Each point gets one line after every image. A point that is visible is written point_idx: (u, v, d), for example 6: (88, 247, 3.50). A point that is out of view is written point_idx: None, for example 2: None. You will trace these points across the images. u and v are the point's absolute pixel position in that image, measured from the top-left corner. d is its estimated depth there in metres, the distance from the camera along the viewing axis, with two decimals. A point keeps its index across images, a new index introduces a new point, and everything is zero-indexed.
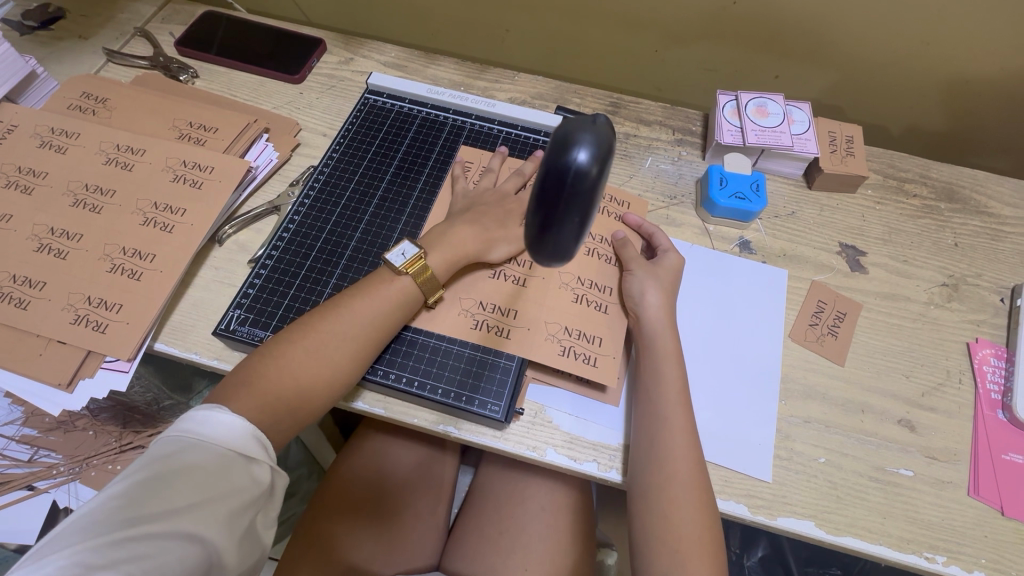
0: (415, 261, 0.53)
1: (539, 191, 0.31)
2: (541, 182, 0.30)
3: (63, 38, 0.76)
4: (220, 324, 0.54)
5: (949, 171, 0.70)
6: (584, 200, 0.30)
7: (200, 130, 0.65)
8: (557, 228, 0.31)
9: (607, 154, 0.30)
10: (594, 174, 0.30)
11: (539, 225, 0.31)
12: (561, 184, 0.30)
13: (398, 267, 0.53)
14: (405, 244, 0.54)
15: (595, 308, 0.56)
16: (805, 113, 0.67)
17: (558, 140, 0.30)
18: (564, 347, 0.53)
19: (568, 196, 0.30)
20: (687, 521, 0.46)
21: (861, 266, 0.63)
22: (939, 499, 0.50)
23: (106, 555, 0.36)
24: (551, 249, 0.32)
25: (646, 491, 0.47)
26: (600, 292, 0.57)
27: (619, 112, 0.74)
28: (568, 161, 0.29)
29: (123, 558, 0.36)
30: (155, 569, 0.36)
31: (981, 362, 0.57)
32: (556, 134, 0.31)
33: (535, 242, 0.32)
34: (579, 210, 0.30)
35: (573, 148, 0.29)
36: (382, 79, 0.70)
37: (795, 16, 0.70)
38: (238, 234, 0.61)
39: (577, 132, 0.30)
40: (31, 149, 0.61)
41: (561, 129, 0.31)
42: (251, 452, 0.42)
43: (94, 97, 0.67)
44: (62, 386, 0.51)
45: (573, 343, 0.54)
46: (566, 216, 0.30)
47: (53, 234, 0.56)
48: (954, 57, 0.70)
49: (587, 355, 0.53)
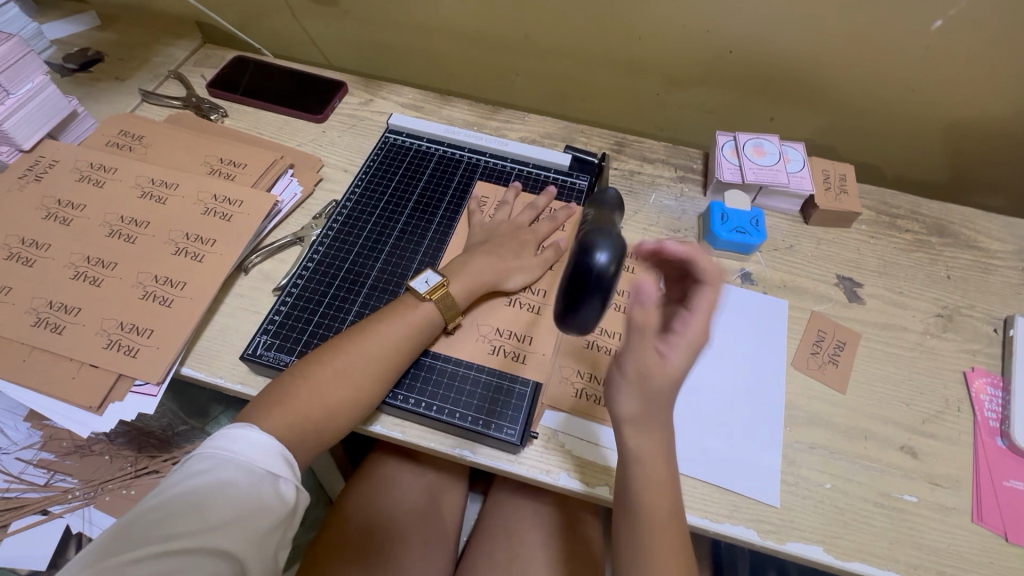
0: (437, 288, 0.56)
1: (567, 282, 0.38)
2: (569, 275, 0.37)
3: (101, 80, 0.81)
4: (247, 349, 0.56)
5: (938, 207, 0.74)
6: (603, 292, 0.37)
7: (230, 165, 0.69)
8: (580, 310, 0.38)
9: (621, 256, 0.37)
10: (612, 273, 0.37)
11: (566, 307, 0.38)
12: (585, 280, 0.37)
13: (422, 293, 0.56)
14: (428, 272, 0.58)
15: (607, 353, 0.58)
16: (798, 153, 0.71)
17: (583, 245, 0.37)
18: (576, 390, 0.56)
19: (591, 290, 0.37)
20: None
21: (858, 297, 0.66)
22: (944, 525, 0.51)
23: (141, 569, 0.37)
24: (574, 326, 0.39)
25: None
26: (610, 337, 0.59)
27: (624, 150, 0.78)
28: (590, 262, 0.36)
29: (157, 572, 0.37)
30: None
31: (977, 391, 0.59)
32: (582, 238, 0.38)
33: (562, 320, 0.39)
34: (599, 296, 0.37)
35: (595, 253, 0.36)
36: (401, 120, 0.75)
37: (788, 64, 0.75)
38: (263, 263, 0.64)
39: (598, 239, 0.37)
40: (71, 182, 0.65)
41: (585, 235, 0.38)
42: (280, 471, 0.44)
43: (130, 134, 0.71)
44: (92, 409, 0.52)
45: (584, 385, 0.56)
46: (588, 303, 0.38)
47: (89, 263, 0.59)
48: (936, 102, 0.75)
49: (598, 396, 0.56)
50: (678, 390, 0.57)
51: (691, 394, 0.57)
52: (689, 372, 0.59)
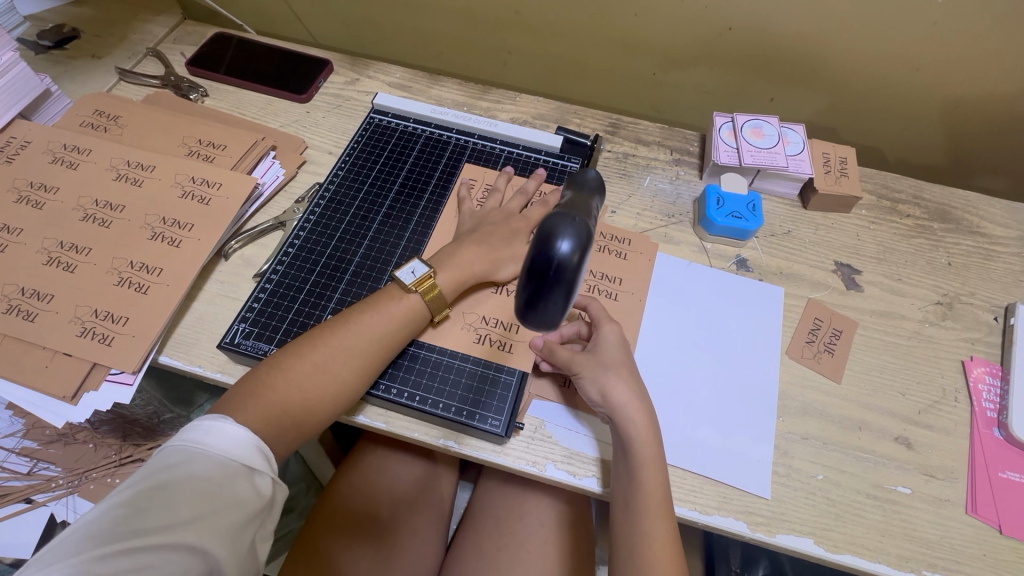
0: (424, 279, 0.54)
1: (527, 271, 0.32)
2: (528, 265, 0.31)
3: (77, 58, 0.78)
4: (225, 337, 0.54)
5: (941, 192, 0.72)
6: (567, 284, 0.31)
7: (209, 146, 0.66)
8: (543, 305, 0.32)
9: (587, 243, 0.31)
10: (574, 263, 0.31)
11: (527, 298, 0.32)
12: (544, 268, 0.31)
13: (408, 284, 0.54)
14: (415, 262, 0.56)
15: None
16: (798, 135, 0.69)
17: (544, 230, 0.31)
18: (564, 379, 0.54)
19: (551, 281, 0.31)
20: None
21: (856, 284, 0.64)
22: (937, 517, 0.51)
23: (109, 567, 0.36)
24: (537, 322, 0.33)
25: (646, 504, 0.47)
26: None
27: (618, 132, 0.76)
28: (550, 250, 0.30)
29: (127, 570, 0.36)
30: None
31: (976, 380, 0.58)
32: (542, 222, 0.32)
33: (523, 315, 0.33)
34: (562, 290, 0.31)
35: (556, 240, 0.30)
36: (387, 100, 0.72)
37: (790, 41, 0.72)
38: (244, 248, 0.62)
39: (559, 223, 0.31)
40: (43, 165, 0.63)
41: (547, 218, 0.32)
42: (255, 464, 0.43)
43: (105, 114, 0.69)
44: (66, 399, 0.51)
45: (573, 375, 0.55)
46: (550, 293, 0.31)
47: (62, 248, 0.57)
48: (943, 82, 0.72)
49: None
50: (671, 381, 0.56)
51: (684, 384, 0.56)
52: (680, 361, 0.57)
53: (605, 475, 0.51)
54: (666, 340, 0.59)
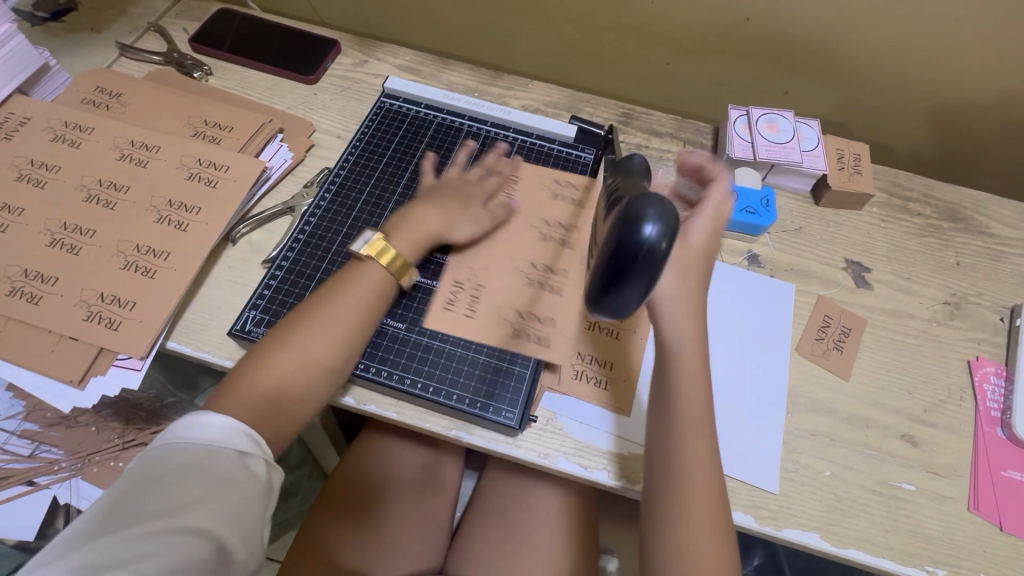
0: (376, 245, 0.53)
1: (609, 255, 0.31)
2: (611, 249, 0.31)
3: (75, 31, 0.76)
4: (236, 324, 0.54)
5: (952, 191, 0.72)
6: (651, 273, 0.30)
7: (215, 127, 0.65)
8: (620, 290, 0.31)
9: (676, 230, 0.30)
10: (663, 250, 0.30)
11: (604, 286, 0.31)
12: (629, 255, 0.30)
13: (362, 253, 0.53)
14: (368, 232, 0.55)
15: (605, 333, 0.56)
16: (814, 130, 0.68)
17: (628, 214, 0.30)
18: (576, 371, 0.54)
19: (636, 267, 0.30)
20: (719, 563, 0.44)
21: (866, 282, 0.64)
22: (940, 514, 0.51)
23: (111, 558, 0.36)
24: (613, 308, 0.32)
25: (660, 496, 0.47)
26: None
27: (631, 123, 0.75)
28: (636, 235, 0.30)
29: (126, 558, 0.36)
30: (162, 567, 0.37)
31: (980, 380, 0.58)
32: (626, 206, 0.31)
33: (597, 299, 0.32)
34: (645, 277, 0.30)
35: (643, 224, 0.29)
36: (398, 83, 0.70)
37: (809, 34, 0.71)
38: (252, 233, 0.61)
39: (646, 208, 0.30)
40: (44, 142, 0.61)
41: (632, 201, 0.31)
42: (246, 448, 0.43)
43: (107, 91, 0.67)
44: (73, 383, 0.50)
45: (584, 367, 0.55)
46: (633, 282, 0.31)
47: (66, 230, 0.56)
48: (959, 79, 0.72)
49: (598, 378, 0.54)
50: None
51: None
52: None
53: (621, 468, 0.51)
54: None
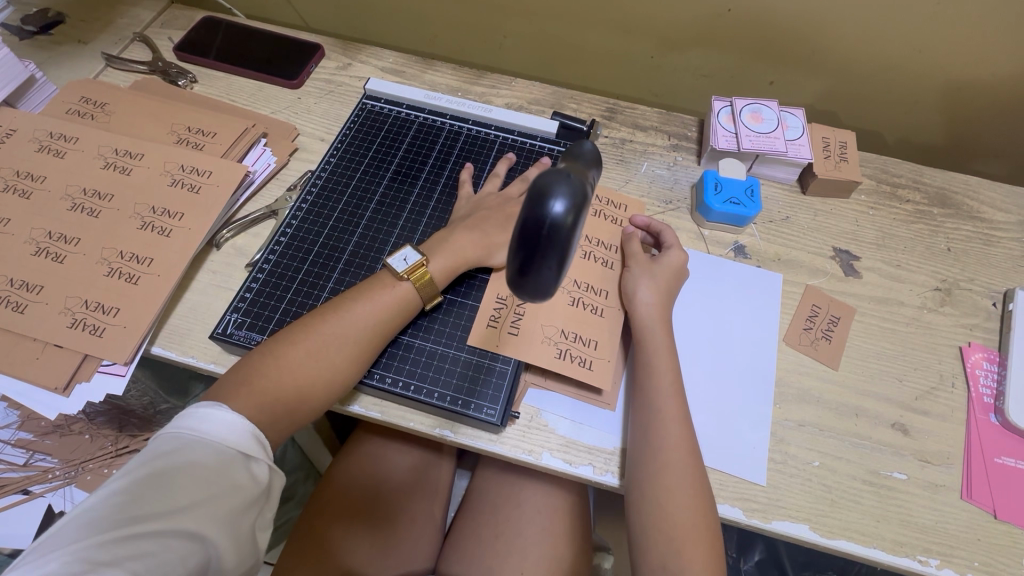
0: (417, 268, 0.53)
1: (518, 234, 0.30)
2: (520, 228, 0.30)
3: (62, 43, 0.77)
4: (218, 328, 0.54)
5: (941, 177, 0.71)
6: (561, 248, 0.29)
7: (198, 134, 0.65)
8: (535, 269, 0.30)
9: (582, 204, 0.30)
10: (569, 223, 0.29)
11: (519, 266, 0.30)
12: (539, 230, 0.29)
13: (400, 273, 0.53)
14: (407, 249, 0.55)
15: (591, 312, 0.56)
16: (798, 119, 0.67)
17: (535, 190, 0.29)
18: (560, 350, 0.53)
19: (546, 243, 0.29)
20: (702, 550, 0.45)
21: (854, 270, 0.64)
22: (933, 502, 0.51)
23: (108, 553, 0.36)
24: (531, 290, 0.31)
25: (644, 488, 0.47)
26: (596, 295, 0.57)
27: (615, 117, 0.74)
28: (544, 209, 0.29)
29: (121, 554, 0.36)
30: (157, 567, 0.37)
31: (973, 366, 0.57)
32: (534, 181, 0.30)
33: (514, 283, 0.31)
34: (557, 253, 0.29)
35: (549, 199, 0.29)
36: (379, 85, 0.71)
37: (791, 23, 0.71)
38: (235, 238, 0.61)
39: (551, 182, 0.29)
40: (30, 153, 0.61)
41: (539, 177, 0.30)
42: (251, 450, 0.43)
43: (92, 101, 0.67)
44: (58, 391, 0.51)
45: (569, 347, 0.54)
46: (544, 258, 0.29)
47: (51, 239, 0.57)
48: (946, 64, 0.71)
49: (583, 358, 0.53)
50: None
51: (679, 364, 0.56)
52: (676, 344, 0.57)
53: (606, 463, 0.51)
54: None
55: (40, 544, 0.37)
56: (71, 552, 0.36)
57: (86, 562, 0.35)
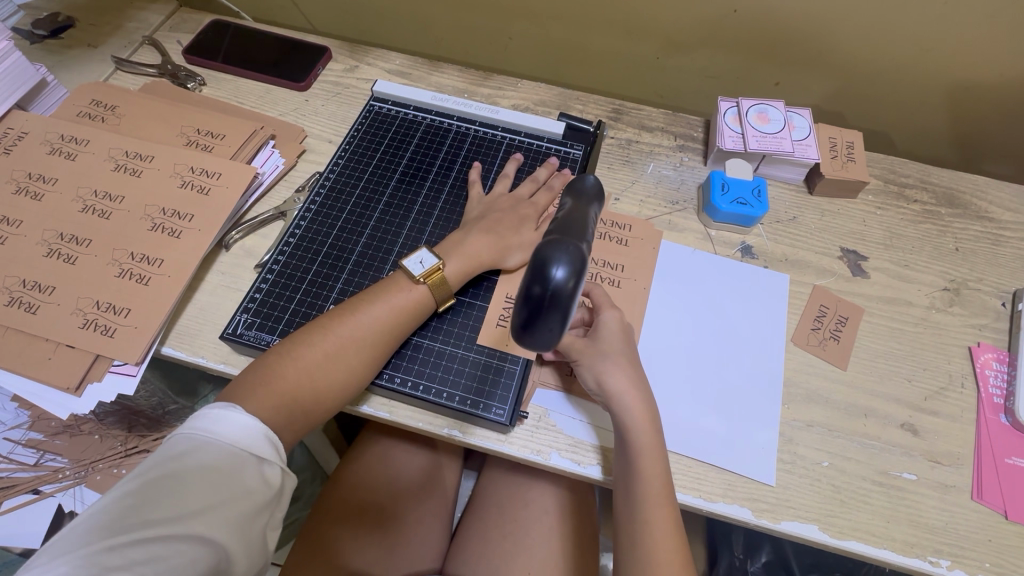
0: (432, 271, 0.54)
1: (523, 296, 0.35)
2: (526, 290, 0.34)
3: (72, 47, 0.77)
4: (228, 328, 0.54)
5: (949, 177, 0.71)
6: (563, 308, 0.34)
7: (207, 136, 0.66)
8: (537, 326, 0.35)
9: (583, 267, 0.34)
10: (570, 288, 0.33)
11: (522, 324, 0.35)
12: (541, 297, 0.33)
13: (416, 275, 0.53)
14: (422, 252, 0.55)
15: None
16: (804, 119, 0.68)
17: (537, 261, 0.33)
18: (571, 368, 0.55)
19: (549, 306, 0.34)
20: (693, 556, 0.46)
21: (862, 271, 0.63)
22: (943, 503, 0.50)
23: (119, 556, 0.36)
24: (533, 343, 0.36)
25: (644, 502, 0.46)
26: None
27: (621, 118, 0.74)
28: (548, 278, 0.33)
29: (133, 558, 0.36)
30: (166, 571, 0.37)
31: (982, 366, 0.57)
32: (536, 251, 0.34)
33: (520, 334, 0.36)
34: (559, 312, 0.34)
35: (550, 269, 0.33)
36: (387, 87, 0.71)
37: (797, 23, 0.71)
38: (245, 239, 0.61)
39: (552, 253, 0.33)
40: (41, 155, 0.62)
41: (542, 245, 0.34)
42: (264, 453, 0.44)
43: (103, 104, 0.68)
44: (71, 390, 0.51)
45: None
46: (547, 320, 0.34)
47: (62, 240, 0.57)
48: (953, 65, 0.71)
49: None
50: (675, 359, 0.56)
51: (686, 362, 0.56)
52: (683, 341, 0.57)
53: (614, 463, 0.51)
54: (678, 330, 0.58)
55: (50, 546, 0.37)
56: (83, 556, 0.36)
57: (102, 565, 0.36)
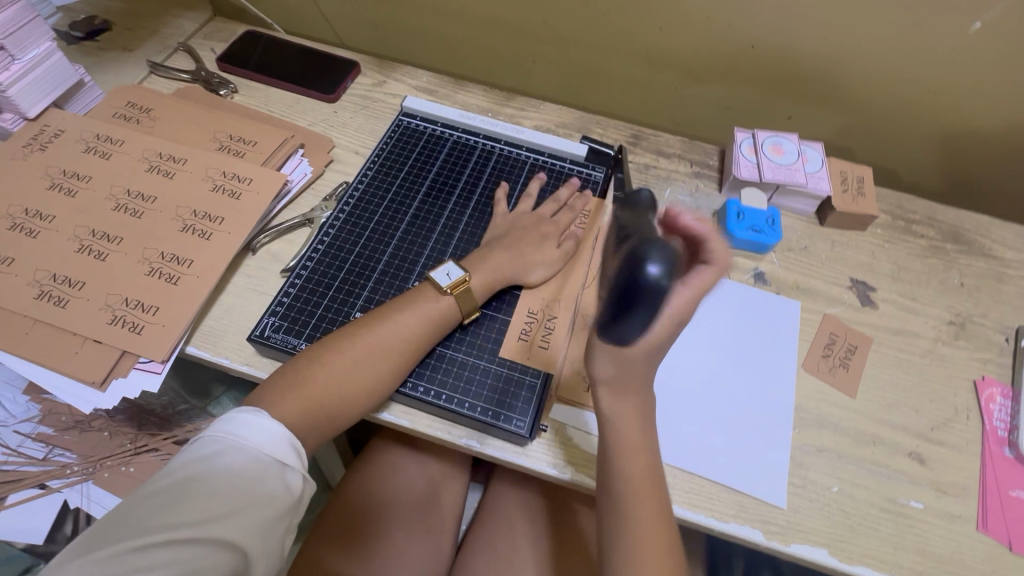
0: (459, 283, 0.55)
1: (614, 292, 0.33)
2: (618, 290, 0.32)
3: (108, 49, 0.79)
4: (255, 330, 0.55)
5: (954, 214, 0.73)
6: (656, 305, 0.32)
7: (239, 142, 0.67)
8: (625, 322, 0.33)
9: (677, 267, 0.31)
10: (666, 287, 0.31)
11: (607, 319, 0.35)
12: (632, 292, 0.31)
13: (443, 287, 0.55)
14: (449, 264, 0.56)
15: None
16: (817, 153, 0.70)
17: (630, 254, 0.32)
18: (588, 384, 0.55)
19: (638, 303, 0.31)
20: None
21: (871, 301, 0.65)
22: (949, 532, 0.51)
23: (143, 558, 0.37)
24: (617, 337, 0.35)
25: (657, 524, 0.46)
26: None
27: (640, 143, 0.77)
28: (639, 277, 0.31)
29: (157, 561, 0.37)
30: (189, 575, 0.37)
31: (987, 400, 0.59)
32: (629, 247, 0.32)
33: (603, 328, 0.35)
34: (650, 311, 0.32)
35: (646, 264, 0.30)
36: (416, 103, 0.73)
37: (812, 61, 0.74)
38: (271, 243, 0.63)
39: (650, 248, 0.31)
40: (76, 154, 0.63)
41: (634, 240, 0.32)
42: (287, 461, 0.44)
43: (138, 106, 0.70)
44: (95, 385, 0.51)
45: None
46: (636, 318, 0.33)
47: (94, 236, 0.58)
48: (959, 109, 0.74)
49: None
50: (689, 381, 0.57)
51: (701, 383, 0.57)
52: (697, 363, 0.59)
53: None
54: (693, 352, 0.59)
55: (75, 545, 0.37)
56: (107, 557, 0.36)
57: (126, 566, 0.36)
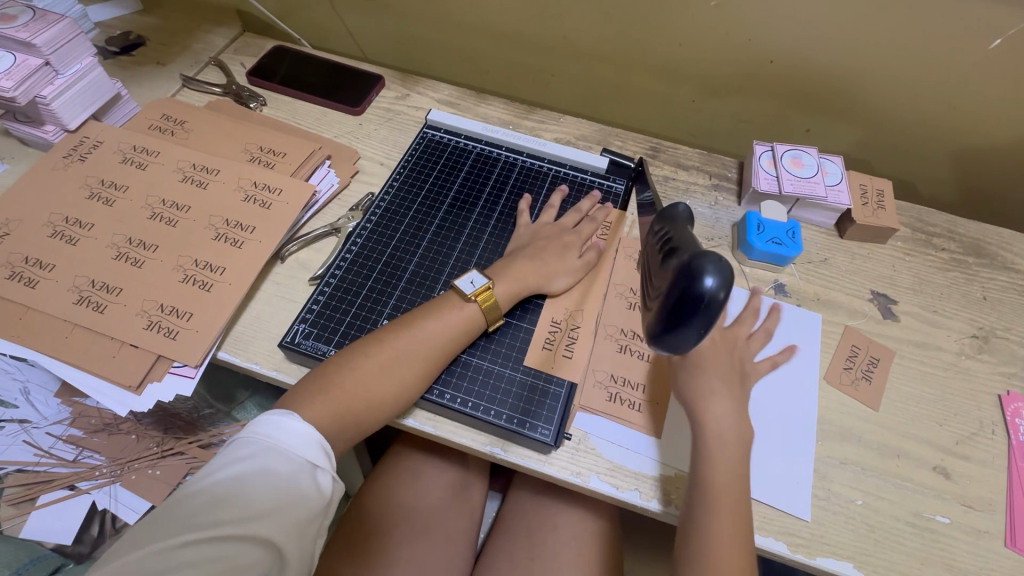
0: (482, 291, 0.56)
1: (669, 303, 0.33)
2: (673, 302, 0.32)
3: (142, 64, 0.82)
4: (286, 337, 0.56)
5: (975, 228, 0.73)
6: (710, 318, 0.32)
7: (269, 153, 0.69)
8: (679, 332, 0.33)
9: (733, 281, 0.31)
10: (722, 299, 0.31)
11: (661, 329, 0.34)
12: (687, 303, 0.31)
13: (467, 294, 0.56)
14: (473, 273, 0.58)
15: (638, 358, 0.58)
16: (836, 166, 0.71)
17: (684, 268, 0.32)
18: (610, 394, 0.56)
19: (693, 312, 0.32)
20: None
21: (893, 314, 0.65)
22: (976, 548, 0.51)
23: (183, 554, 0.37)
24: (671, 347, 0.34)
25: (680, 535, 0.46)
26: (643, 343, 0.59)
27: (659, 156, 0.78)
28: (695, 286, 0.31)
29: (197, 557, 0.38)
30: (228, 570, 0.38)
31: (1013, 415, 0.58)
32: (685, 260, 0.32)
33: (656, 337, 0.35)
34: (705, 322, 0.32)
35: (701, 277, 0.31)
36: (440, 116, 0.75)
37: (831, 76, 0.75)
38: (300, 252, 0.64)
39: (706, 261, 0.31)
40: (114, 164, 0.66)
41: (690, 255, 0.32)
42: (317, 461, 0.45)
43: (173, 118, 0.72)
44: (131, 388, 0.53)
45: (618, 390, 0.56)
46: (690, 328, 0.32)
47: (131, 244, 0.60)
48: (979, 124, 0.74)
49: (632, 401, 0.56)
50: None
51: None
52: None
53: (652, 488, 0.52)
54: None
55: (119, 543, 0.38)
56: (150, 553, 0.37)
57: (167, 562, 0.37)
